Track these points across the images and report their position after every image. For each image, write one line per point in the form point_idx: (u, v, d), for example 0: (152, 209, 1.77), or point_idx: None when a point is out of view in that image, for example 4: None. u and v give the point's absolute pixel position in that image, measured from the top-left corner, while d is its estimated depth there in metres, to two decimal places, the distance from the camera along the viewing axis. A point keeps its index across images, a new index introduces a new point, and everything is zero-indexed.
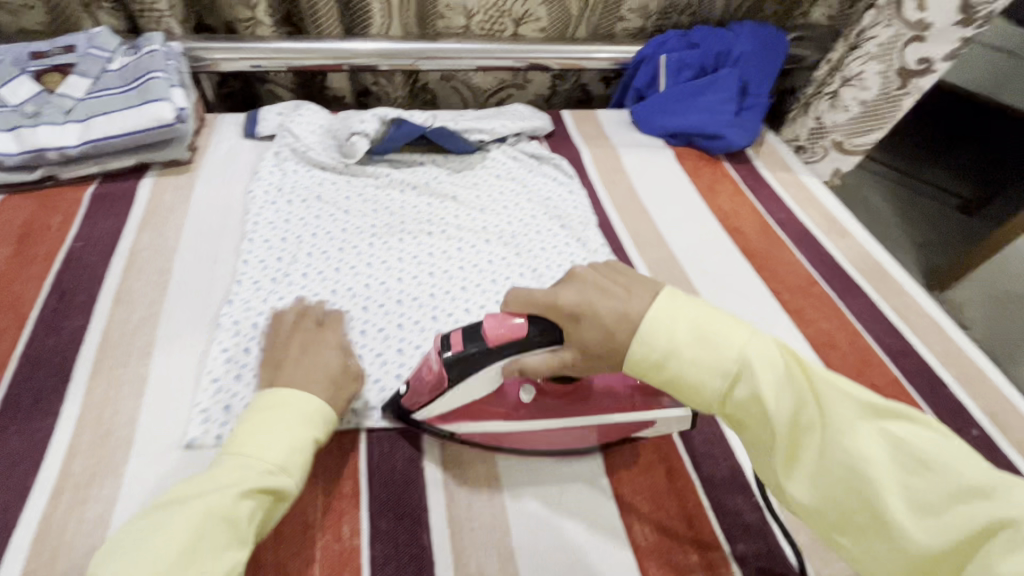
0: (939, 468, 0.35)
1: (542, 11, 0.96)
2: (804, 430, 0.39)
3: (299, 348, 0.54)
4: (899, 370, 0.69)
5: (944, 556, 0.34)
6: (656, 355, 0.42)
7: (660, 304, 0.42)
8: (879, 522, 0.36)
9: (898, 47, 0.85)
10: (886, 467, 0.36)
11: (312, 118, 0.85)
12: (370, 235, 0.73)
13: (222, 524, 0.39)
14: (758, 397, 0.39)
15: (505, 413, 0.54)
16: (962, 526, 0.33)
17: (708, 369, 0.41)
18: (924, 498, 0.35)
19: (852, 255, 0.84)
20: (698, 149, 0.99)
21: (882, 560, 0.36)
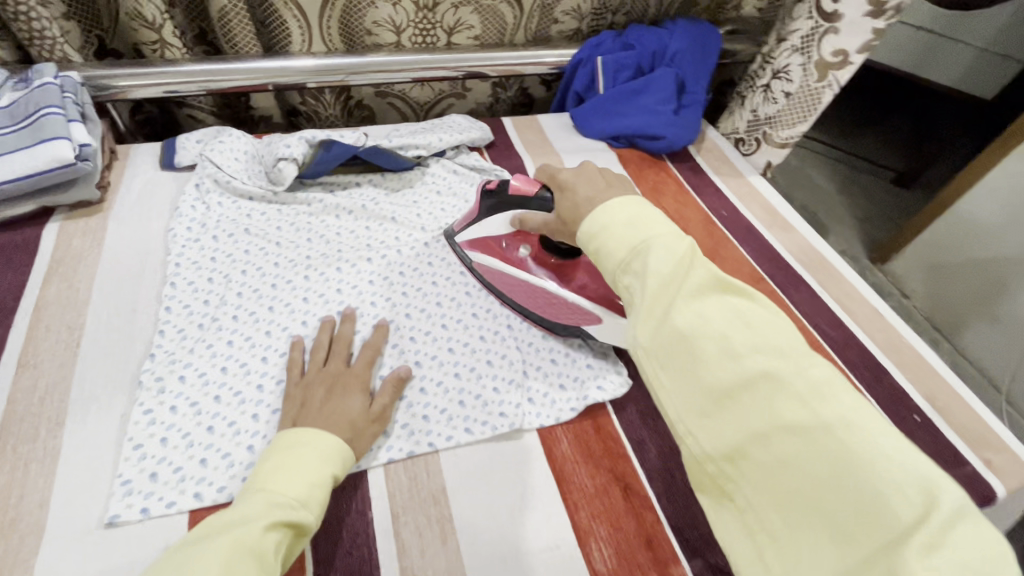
0: (757, 333, 0.39)
1: (475, 19, 0.93)
2: (671, 284, 0.42)
3: (326, 392, 0.54)
4: (843, 361, 0.71)
5: (733, 396, 0.38)
6: (594, 228, 0.48)
7: (618, 198, 0.49)
8: (693, 368, 0.40)
9: (817, 39, 0.86)
10: (718, 322, 0.40)
11: (233, 144, 0.79)
12: (304, 266, 0.70)
13: (253, 553, 0.37)
14: (645, 266, 0.43)
15: (505, 263, 0.70)
16: (753, 372, 0.37)
17: (625, 237, 0.45)
18: (738, 351, 0.38)
19: (794, 247, 0.86)
20: (641, 149, 0.99)
21: (685, 395, 0.40)
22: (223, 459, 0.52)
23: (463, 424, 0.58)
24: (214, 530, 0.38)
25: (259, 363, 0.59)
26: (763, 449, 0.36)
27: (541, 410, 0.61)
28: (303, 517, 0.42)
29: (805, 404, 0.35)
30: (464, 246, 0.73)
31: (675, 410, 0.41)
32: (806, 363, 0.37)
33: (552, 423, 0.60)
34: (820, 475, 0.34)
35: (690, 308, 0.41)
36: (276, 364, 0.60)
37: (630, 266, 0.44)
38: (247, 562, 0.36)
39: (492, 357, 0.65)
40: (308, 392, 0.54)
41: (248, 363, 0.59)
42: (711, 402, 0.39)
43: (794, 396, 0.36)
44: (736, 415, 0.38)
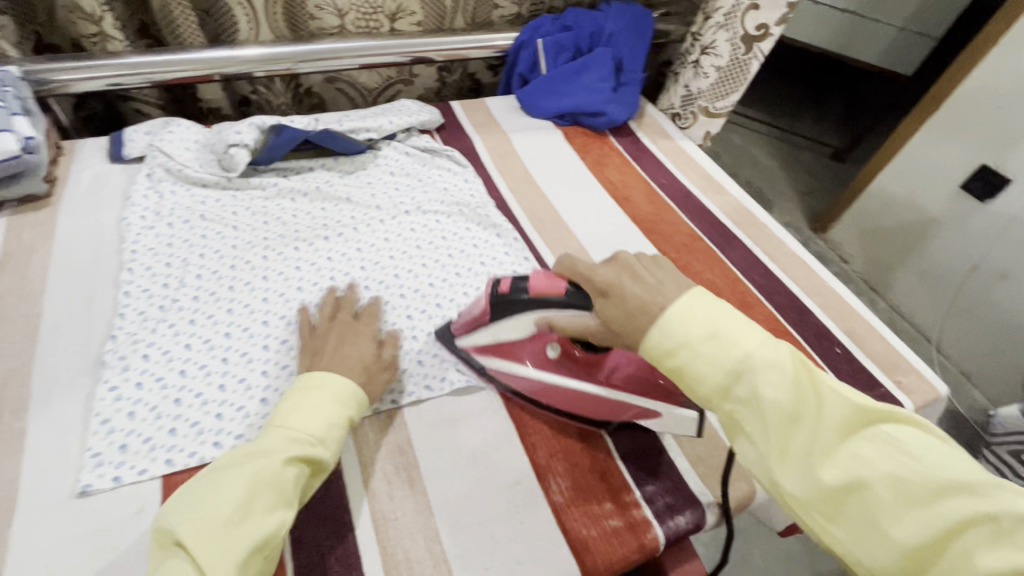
0: (927, 462, 0.36)
1: (416, 5, 0.96)
2: (797, 426, 0.39)
3: (338, 339, 0.58)
4: (773, 306, 0.78)
5: (936, 551, 0.35)
6: (670, 344, 0.43)
7: (671, 308, 0.44)
8: (875, 525, 0.36)
9: (739, 15, 0.92)
10: (877, 466, 0.37)
11: (183, 134, 0.80)
12: (262, 247, 0.72)
13: (270, 487, 0.44)
14: (756, 394, 0.40)
15: (529, 365, 0.62)
16: (944, 518, 0.34)
17: (713, 364, 0.42)
18: (915, 493, 0.36)
19: (728, 209, 0.92)
20: (584, 126, 1.04)
21: (874, 554, 0.37)
22: (192, 428, 0.54)
23: (424, 381, 0.62)
24: (239, 461, 0.45)
25: (223, 339, 0.61)
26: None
27: None
28: (319, 453, 0.48)
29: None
30: (473, 351, 0.63)
31: (869, 569, 0.37)
32: (1000, 492, 0.34)
33: None
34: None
35: (841, 452, 0.38)
36: (241, 338, 0.62)
37: (731, 392, 0.41)
38: (265, 493, 0.43)
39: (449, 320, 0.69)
40: (314, 344, 0.58)
41: (211, 339, 0.61)
42: (909, 559, 0.35)
43: (1005, 540, 0.33)
44: (950, 571, 0.34)
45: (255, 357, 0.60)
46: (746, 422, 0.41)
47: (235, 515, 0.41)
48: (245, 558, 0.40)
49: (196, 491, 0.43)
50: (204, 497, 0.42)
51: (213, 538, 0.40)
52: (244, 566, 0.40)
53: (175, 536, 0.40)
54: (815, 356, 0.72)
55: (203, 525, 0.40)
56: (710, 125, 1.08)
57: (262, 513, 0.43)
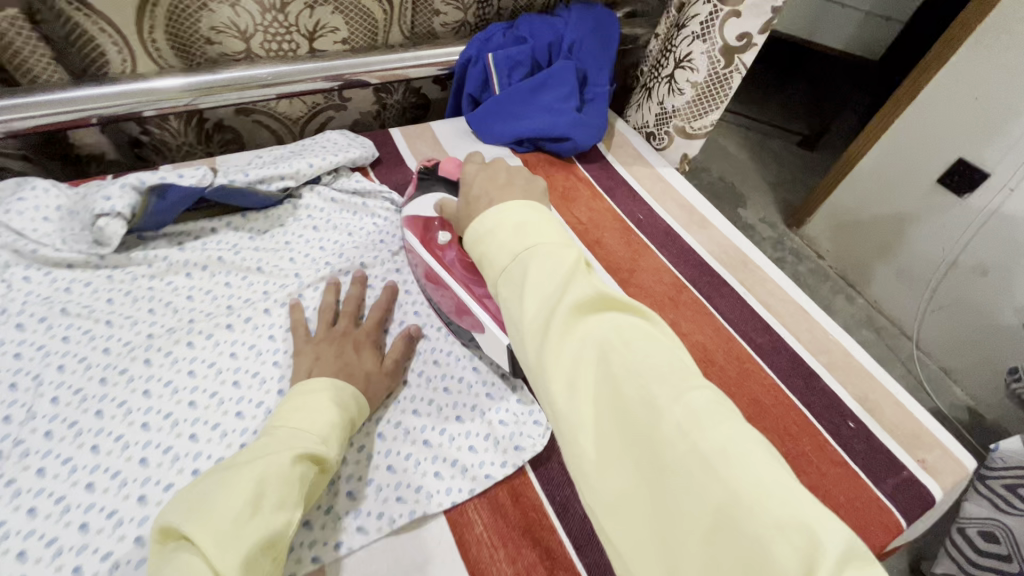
0: (635, 352, 0.38)
1: (338, 19, 0.80)
2: (541, 305, 0.42)
3: (340, 347, 0.58)
4: (775, 372, 0.66)
5: (618, 429, 0.37)
6: (482, 232, 0.49)
7: (507, 204, 0.50)
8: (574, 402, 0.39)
9: (716, 25, 0.78)
10: (594, 352, 0.39)
11: (39, 199, 0.63)
12: (144, 348, 0.57)
13: (279, 480, 0.42)
14: (523, 277, 0.44)
15: (428, 249, 0.67)
16: (629, 402, 0.37)
17: (504, 250, 0.47)
18: (615, 374, 0.38)
19: (714, 247, 0.81)
20: (547, 152, 0.91)
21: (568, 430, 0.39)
22: None
23: (355, 521, 0.50)
24: (237, 462, 0.42)
25: (83, 494, 0.47)
26: (649, 487, 0.35)
27: (452, 485, 0.54)
28: (326, 452, 0.47)
29: (688, 438, 0.34)
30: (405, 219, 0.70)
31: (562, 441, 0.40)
32: (683, 389, 0.36)
33: (463, 499, 0.53)
34: (698, 513, 0.32)
35: (569, 332, 0.40)
36: (109, 490, 0.47)
37: (508, 275, 0.45)
38: (277, 488, 0.41)
39: (386, 427, 0.57)
40: (319, 347, 0.58)
41: (68, 496, 0.46)
42: (597, 438, 0.37)
43: (677, 429, 0.34)
44: (622, 447, 0.36)
45: (127, 517, 0.46)
46: (511, 302, 0.45)
47: (247, 509, 0.39)
48: (253, 556, 0.37)
49: (203, 491, 0.40)
50: (213, 496, 0.39)
51: (229, 531, 0.37)
52: (252, 568, 0.37)
53: (182, 533, 0.37)
54: (826, 434, 0.62)
55: (212, 520, 0.37)
56: (688, 147, 0.95)
57: (272, 509, 0.40)
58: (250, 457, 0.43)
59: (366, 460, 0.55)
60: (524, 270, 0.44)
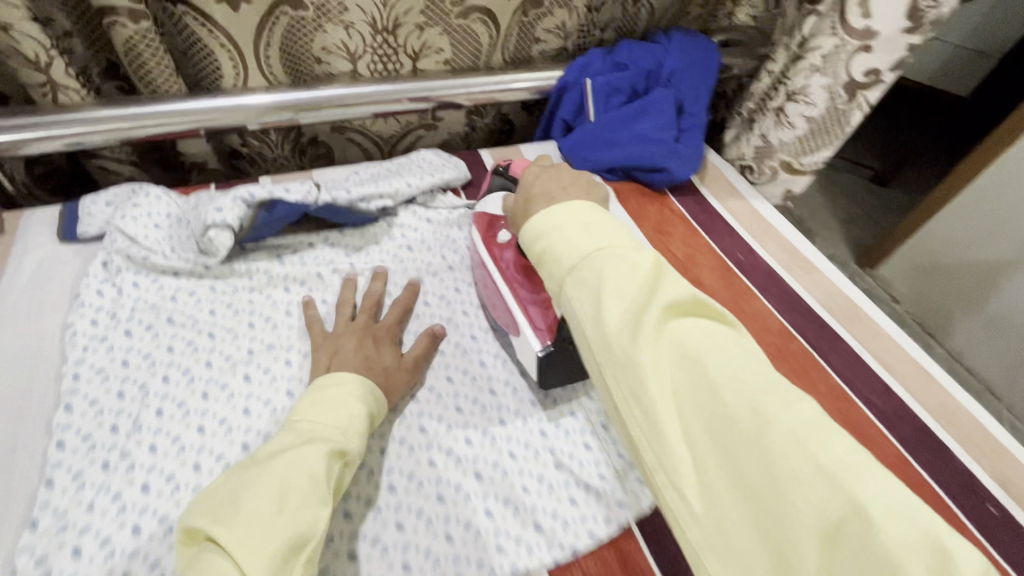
0: (731, 361, 0.35)
1: (443, 42, 0.80)
2: (620, 302, 0.39)
3: (357, 341, 0.56)
4: (898, 440, 0.61)
5: (715, 435, 0.33)
6: (545, 229, 0.47)
7: (559, 204, 0.48)
8: (661, 407, 0.35)
9: (843, 58, 0.74)
10: (682, 354, 0.36)
11: (150, 206, 0.63)
12: (244, 364, 0.56)
13: (301, 473, 0.40)
14: (597, 274, 0.41)
15: (486, 246, 0.67)
16: (731, 409, 0.33)
17: (575, 246, 0.44)
18: (716, 383, 0.34)
19: (822, 294, 0.75)
20: (640, 182, 0.88)
21: (657, 437, 0.35)
22: None
23: (453, 569, 0.47)
24: (264, 460, 0.41)
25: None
26: (758, 502, 0.31)
27: (552, 538, 0.50)
28: (347, 445, 0.45)
29: (802, 448, 0.30)
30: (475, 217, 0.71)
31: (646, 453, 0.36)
32: (792, 396, 0.33)
33: (566, 557, 0.49)
34: (816, 527, 0.28)
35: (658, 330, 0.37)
36: None
37: (579, 272, 0.42)
38: (300, 486, 0.39)
39: (482, 468, 0.54)
40: (338, 342, 0.56)
41: (170, 517, 0.45)
42: (693, 449, 0.34)
43: (790, 440, 0.30)
44: (721, 455, 0.33)
45: None
46: (579, 301, 0.42)
47: (271, 507, 0.37)
48: (281, 554, 0.35)
49: (229, 493, 0.39)
50: (237, 496, 0.38)
51: (254, 529, 0.36)
52: (282, 567, 0.35)
53: (207, 535, 0.36)
54: (965, 519, 0.55)
55: (240, 521, 0.36)
56: (793, 183, 0.92)
57: (297, 505, 0.38)
58: (273, 453, 0.42)
59: (464, 501, 0.51)
60: (599, 273, 0.41)
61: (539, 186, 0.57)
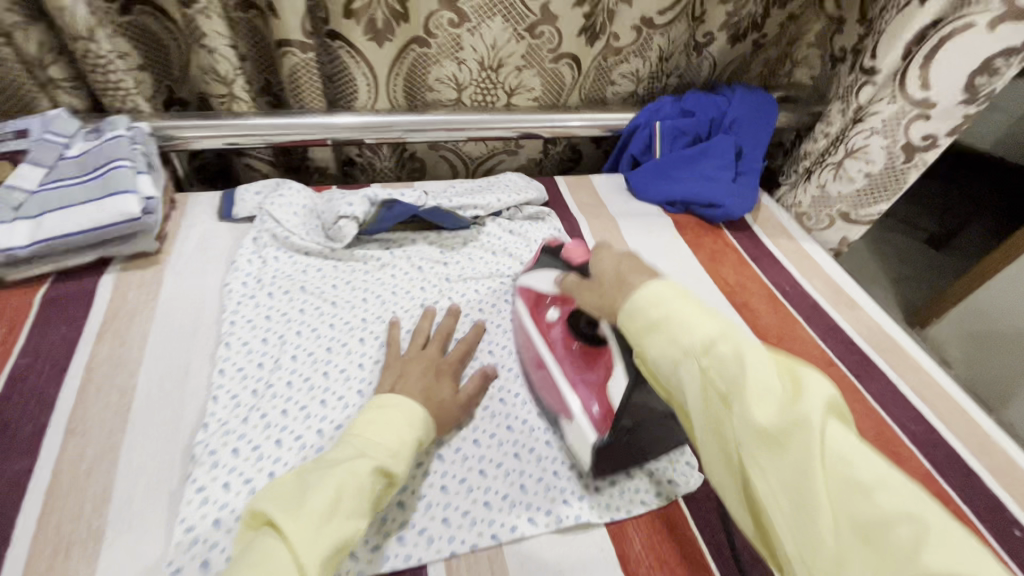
0: (876, 465, 0.33)
1: (535, 82, 0.94)
2: (759, 389, 0.36)
3: (421, 370, 0.59)
4: (928, 462, 0.66)
5: (864, 529, 0.32)
6: (659, 307, 0.43)
7: (656, 283, 0.44)
8: (803, 493, 0.33)
9: (903, 124, 0.84)
10: (828, 447, 0.34)
11: (292, 198, 0.78)
12: (359, 329, 0.68)
13: (355, 485, 0.43)
14: (730, 360, 0.38)
15: (535, 323, 0.68)
16: (883, 512, 0.31)
17: (700, 323, 0.40)
18: (863, 484, 0.33)
19: (862, 327, 0.82)
20: (697, 216, 0.97)
21: (804, 527, 0.33)
22: None
23: (526, 511, 0.54)
24: (328, 464, 0.44)
25: (314, 437, 0.56)
26: None
27: (610, 500, 0.56)
28: (397, 466, 0.47)
29: (963, 561, 0.29)
30: (519, 290, 0.71)
31: (789, 542, 0.34)
32: (936, 507, 0.32)
33: (622, 516, 0.55)
34: None
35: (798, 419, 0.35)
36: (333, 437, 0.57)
37: (710, 355, 0.39)
38: (353, 496, 0.42)
39: (552, 436, 0.61)
40: (404, 367, 0.59)
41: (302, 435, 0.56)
42: (838, 547, 0.32)
43: (949, 552, 0.29)
44: (873, 560, 0.31)
45: None
46: (701, 382, 0.39)
47: (327, 509, 0.40)
48: (330, 555, 0.39)
49: (292, 487, 0.42)
50: (303, 489, 0.42)
51: (311, 528, 0.39)
52: (328, 563, 0.39)
53: (271, 520, 0.39)
54: (994, 542, 0.60)
55: (303, 513, 0.39)
56: (850, 230, 1.00)
57: (347, 514, 0.41)
58: (334, 462, 0.45)
59: (535, 460, 0.59)
60: (735, 358, 0.38)
61: (625, 266, 0.51)
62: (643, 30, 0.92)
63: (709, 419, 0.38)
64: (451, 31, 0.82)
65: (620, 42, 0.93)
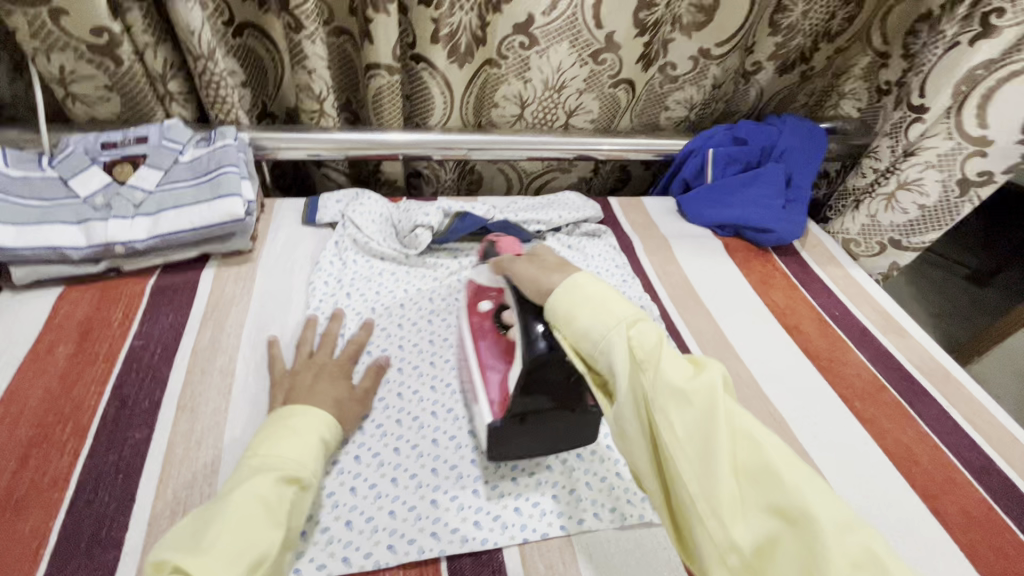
0: (757, 422, 0.40)
1: (593, 104, 1.00)
2: (668, 362, 0.41)
3: (314, 377, 0.60)
4: (984, 489, 0.67)
5: (752, 473, 0.38)
6: (585, 292, 0.45)
7: (584, 271, 0.47)
8: (705, 444, 0.39)
9: (959, 159, 0.87)
10: (726, 409, 0.40)
11: (372, 207, 0.84)
12: (430, 331, 0.72)
13: (260, 505, 0.43)
14: (648, 341, 0.42)
15: (469, 314, 0.67)
16: (765, 457, 0.38)
17: (622, 311, 0.44)
18: (751, 436, 0.39)
19: (913, 355, 0.84)
20: (748, 240, 1.00)
21: (705, 476, 0.38)
22: (367, 523, 0.53)
23: (593, 508, 0.57)
24: (222, 496, 0.44)
25: (432, 446, 0.60)
26: (790, 534, 0.36)
27: None
28: (303, 472, 0.48)
29: (818, 493, 0.37)
30: (467, 285, 0.71)
31: (689, 484, 0.39)
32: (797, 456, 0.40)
33: None
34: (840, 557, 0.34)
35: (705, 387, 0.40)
36: (410, 428, 0.61)
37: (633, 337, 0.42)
38: (257, 514, 0.43)
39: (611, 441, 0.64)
40: (295, 377, 0.60)
41: (382, 424, 0.61)
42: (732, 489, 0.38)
43: (813, 487, 0.37)
44: (756, 498, 0.38)
45: (425, 452, 0.59)
46: (626, 361, 0.42)
47: (232, 531, 0.41)
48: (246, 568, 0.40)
49: (193, 529, 0.41)
50: (203, 528, 0.41)
51: (219, 550, 0.39)
52: None
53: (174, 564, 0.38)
54: None
55: (209, 544, 0.39)
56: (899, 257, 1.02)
57: (257, 529, 0.42)
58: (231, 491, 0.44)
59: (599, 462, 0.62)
60: (650, 340, 0.42)
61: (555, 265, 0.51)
62: (699, 61, 0.96)
63: (631, 394, 0.41)
64: (521, 53, 0.89)
65: (676, 71, 0.98)
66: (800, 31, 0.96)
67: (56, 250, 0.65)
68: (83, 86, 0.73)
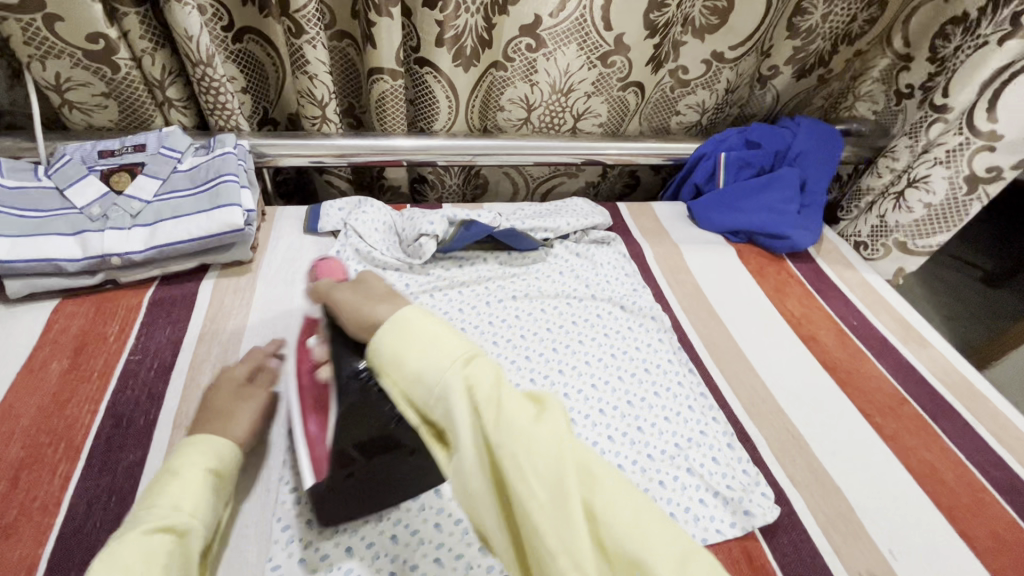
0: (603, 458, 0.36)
1: (601, 108, 0.97)
2: (510, 399, 0.36)
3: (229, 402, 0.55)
4: (1013, 510, 0.63)
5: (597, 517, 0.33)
6: (414, 331, 0.40)
7: (413, 305, 0.42)
8: (558, 495, 0.33)
9: (964, 155, 0.84)
10: (573, 446, 0.35)
11: (375, 214, 0.82)
12: None
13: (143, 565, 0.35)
14: (485, 379, 0.37)
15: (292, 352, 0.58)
16: (613, 495, 0.34)
17: (454, 348, 0.39)
18: (600, 474, 0.34)
19: (935, 366, 0.81)
20: (761, 245, 0.97)
21: (558, 528, 0.32)
22: (368, 549, 0.51)
23: None
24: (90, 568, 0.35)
25: None
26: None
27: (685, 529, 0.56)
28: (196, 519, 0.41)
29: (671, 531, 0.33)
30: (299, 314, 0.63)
31: (543, 543, 0.32)
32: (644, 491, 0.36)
33: None
34: None
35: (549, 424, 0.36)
36: None
37: (467, 376, 0.37)
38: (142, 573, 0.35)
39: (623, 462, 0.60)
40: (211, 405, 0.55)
41: None
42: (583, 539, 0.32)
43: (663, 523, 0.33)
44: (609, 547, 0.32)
45: None
46: (465, 402, 0.36)
47: None
48: None
49: None
50: None
51: None
52: None
53: None
54: None
55: None
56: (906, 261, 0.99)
57: None
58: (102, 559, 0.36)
59: None
60: (490, 378, 0.37)
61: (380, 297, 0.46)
62: (712, 65, 0.94)
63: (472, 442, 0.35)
64: (527, 55, 0.86)
65: (687, 74, 0.96)
66: (818, 35, 0.93)
67: (51, 263, 0.64)
68: (79, 94, 0.71)
